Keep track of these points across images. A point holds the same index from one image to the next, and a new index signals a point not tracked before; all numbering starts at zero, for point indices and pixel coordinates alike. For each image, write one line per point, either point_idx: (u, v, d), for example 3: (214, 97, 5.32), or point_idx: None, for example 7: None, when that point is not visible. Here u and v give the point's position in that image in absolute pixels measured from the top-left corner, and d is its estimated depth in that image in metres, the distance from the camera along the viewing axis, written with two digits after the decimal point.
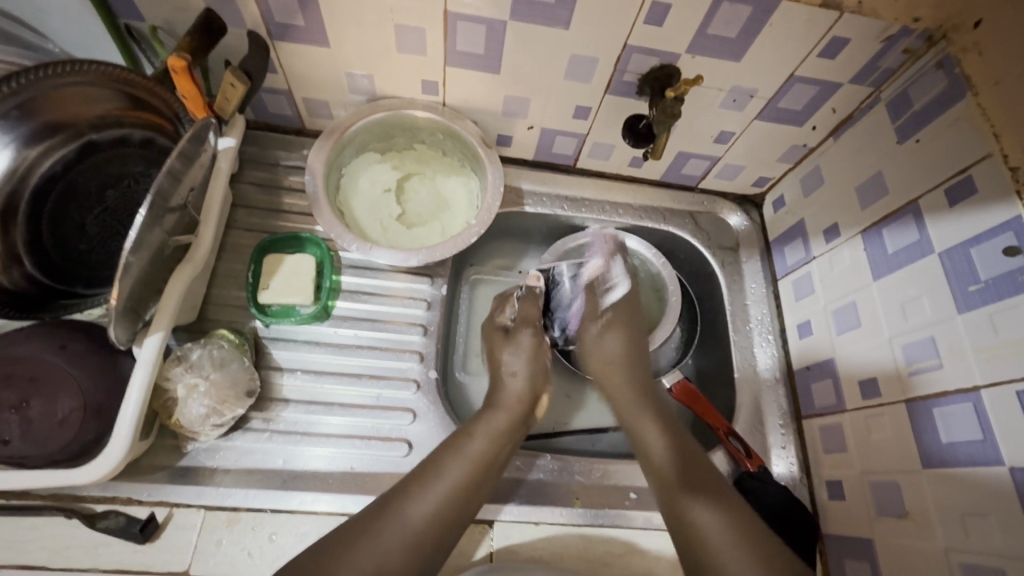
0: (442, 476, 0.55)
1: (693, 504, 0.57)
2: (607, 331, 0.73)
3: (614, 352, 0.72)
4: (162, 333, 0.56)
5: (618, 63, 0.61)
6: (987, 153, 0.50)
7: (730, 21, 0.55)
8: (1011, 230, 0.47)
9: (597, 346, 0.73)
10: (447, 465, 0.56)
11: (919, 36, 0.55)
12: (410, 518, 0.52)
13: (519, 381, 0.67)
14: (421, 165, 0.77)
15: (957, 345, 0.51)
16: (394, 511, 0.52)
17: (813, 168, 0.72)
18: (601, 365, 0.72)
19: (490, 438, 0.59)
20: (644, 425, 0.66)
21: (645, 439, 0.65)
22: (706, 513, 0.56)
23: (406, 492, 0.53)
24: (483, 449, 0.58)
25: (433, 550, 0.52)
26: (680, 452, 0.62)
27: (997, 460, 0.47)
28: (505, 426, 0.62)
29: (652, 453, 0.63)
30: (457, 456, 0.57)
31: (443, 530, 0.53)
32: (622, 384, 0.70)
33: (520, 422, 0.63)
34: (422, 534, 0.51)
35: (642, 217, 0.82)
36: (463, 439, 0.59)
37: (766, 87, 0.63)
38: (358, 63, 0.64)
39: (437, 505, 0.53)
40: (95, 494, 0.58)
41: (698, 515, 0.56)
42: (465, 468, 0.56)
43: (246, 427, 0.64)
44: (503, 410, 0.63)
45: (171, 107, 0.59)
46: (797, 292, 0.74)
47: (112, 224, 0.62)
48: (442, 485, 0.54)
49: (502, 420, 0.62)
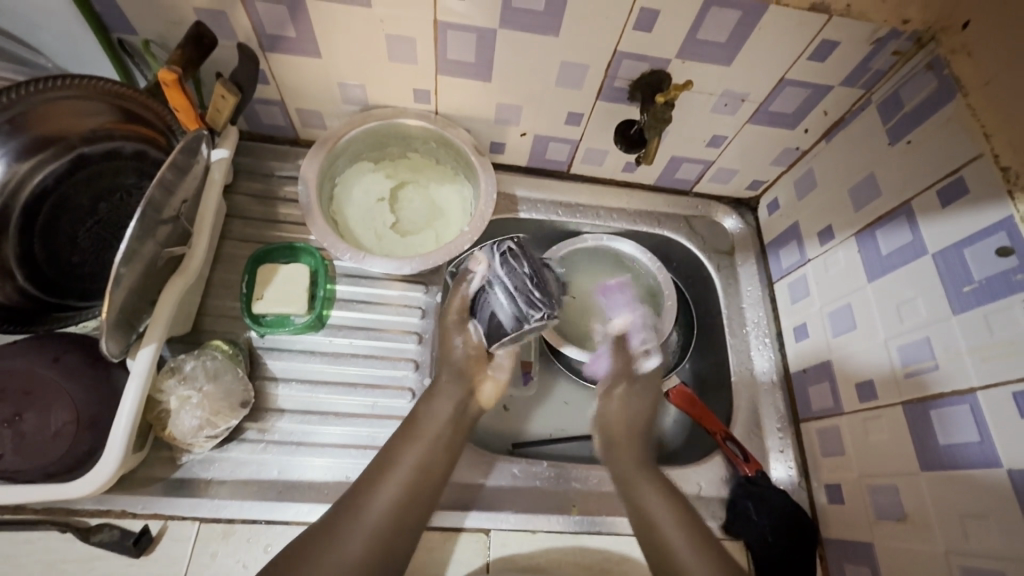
0: (397, 465, 0.56)
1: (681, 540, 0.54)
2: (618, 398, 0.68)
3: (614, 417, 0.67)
4: (155, 344, 0.56)
5: (609, 69, 0.61)
6: (978, 154, 0.50)
7: (719, 25, 0.55)
8: (1004, 230, 0.47)
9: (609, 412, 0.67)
10: (401, 452, 0.57)
11: (908, 38, 0.55)
12: (372, 508, 0.52)
13: (446, 370, 0.64)
14: (415, 173, 0.77)
15: (953, 346, 0.51)
16: (356, 504, 0.53)
17: (807, 170, 0.72)
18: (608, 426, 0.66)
19: (438, 423, 0.60)
20: (644, 489, 0.59)
21: (638, 491, 0.59)
22: (697, 555, 0.53)
23: (364, 486, 0.54)
24: (433, 432, 0.59)
25: (399, 541, 0.52)
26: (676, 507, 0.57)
27: (995, 461, 0.47)
28: (450, 414, 0.61)
29: (645, 511, 0.57)
30: (412, 445, 0.58)
31: (407, 516, 0.53)
32: (623, 443, 0.64)
33: (464, 414, 0.63)
34: (384, 524, 0.52)
35: (636, 221, 0.82)
36: (414, 424, 0.60)
37: (757, 91, 0.63)
38: (351, 74, 0.65)
39: (399, 494, 0.54)
40: (90, 508, 0.58)
41: (683, 549, 0.54)
42: (419, 453, 0.57)
43: (241, 438, 0.64)
44: (441, 395, 0.62)
45: (164, 120, 0.60)
46: (792, 294, 0.74)
47: (104, 236, 0.62)
48: (400, 472, 0.55)
49: (448, 409, 0.61)
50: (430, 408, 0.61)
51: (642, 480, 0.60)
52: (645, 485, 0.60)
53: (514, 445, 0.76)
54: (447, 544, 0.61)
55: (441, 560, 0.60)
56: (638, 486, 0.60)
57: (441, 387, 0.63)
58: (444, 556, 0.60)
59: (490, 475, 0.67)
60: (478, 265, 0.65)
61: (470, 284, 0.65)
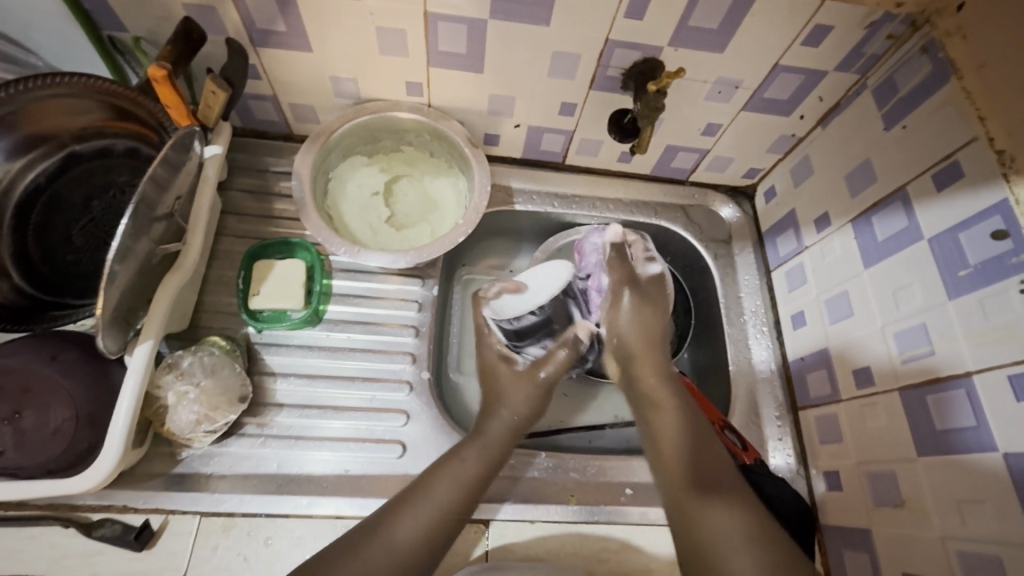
0: (432, 498, 0.55)
1: (706, 505, 0.54)
2: (631, 304, 0.66)
3: (633, 330, 0.66)
4: (152, 340, 0.56)
5: (601, 58, 0.61)
6: (973, 137, 0.50)
7: (711, 11, 0.55)
8: (999, 214, 0.47)
9: (618, 318, 0.66)
10: (438, 486, 0.56)
11: (902, 21, 0.55)
12: (403, 530, 0.53)
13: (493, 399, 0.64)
14: (409, 167, 0.77)
15: (949, 331, 0.51)
16: (383, 533, 0.52)
17: (804, 157, 0.72)
18: (622, 347, 0.66)
19: (482, 460, 0.59)
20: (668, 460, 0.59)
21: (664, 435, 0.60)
22: (721, 515, 0.53)
23: (394, 514, 0.54)
24: (475, 471, 0.58)
25: (427, 561, 0.53)
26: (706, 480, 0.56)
27: (991, 446, 0.47)
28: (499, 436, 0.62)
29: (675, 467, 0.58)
30: (450, 480, 0.57)
31: (429, 553, 0.53)
32: (646, 366, 0.64)
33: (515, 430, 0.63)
34: (414, 545, 0.53)
35: (633, 212, 0.82)
36: (455, 460, 0.58)
37: (751, 78, 0.62)
38: (342, 67, 0.64)
39: (425, 531, 0.53)
40: (91, 503, 0.59)
41: (707, 521, 0.53)
42: (455, 491, 0.56)
43: (240, 433, 0.65)
44: (493, 416, 0.63)
45: (156, 117, 0.59)
46: (790, 283, 0.74)
47: (98, 234, 0.62)
48: (432, 509, 0.54)
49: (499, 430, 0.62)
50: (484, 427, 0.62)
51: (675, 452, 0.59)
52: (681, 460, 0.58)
53: None
54: None
55: None
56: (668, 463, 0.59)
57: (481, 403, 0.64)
58: (444, 546, 0.61)
59: None
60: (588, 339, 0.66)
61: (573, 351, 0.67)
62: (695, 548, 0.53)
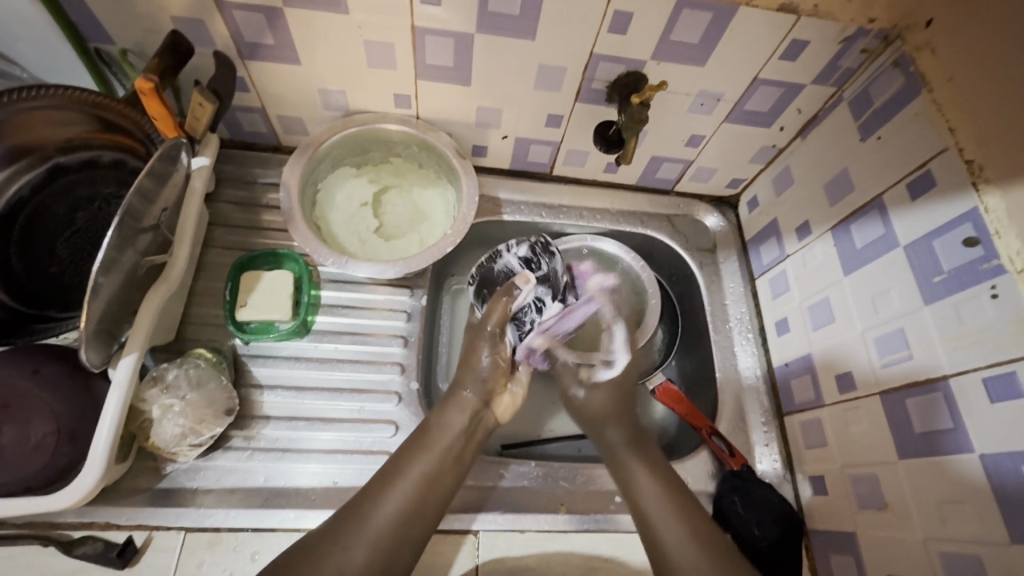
0: (406, 472, 0.57)
1: (671, 523, 0.57)
2: (592, 391, 0.71)
3: (600, 406, 0.70)
4: (137, 353, 0.55)
5: (586, 71, 0.62)
6: (944, 147, 0.52)
7: (692, 27, 0.56)
8: (969, 221, 0.49)
9: (583, 405, 0.71)
10: (411, 460, 0.58)
11: (875, 36, 0.57)
12: (375, 520, 0.53)
13: (470, 384, 0.66)
14: (398, 178, 0.78)
15: (926, 336, 0.52)
16: (361, 512, 0.54)
17: (784, 167, 0.73)
18: (588, 421, 0.70)
19: (454, 432, 0.61)
20: (636, 472, 0.62)
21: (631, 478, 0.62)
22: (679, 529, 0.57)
23: (370, 494, 0.55)
24: (449, 442, 0.60)
25: (415, 535, 0.54)
26: (670, 496, 0.59)
27: (968, 447, 0.48)
28: (463, 425, 0.62)
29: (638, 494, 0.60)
30: (422, 452, 0.59)
31: (413, 525, 0.54)
32: (609, 432, 0.68)
33: (477, 425, 0.64)
34: (388, 534, 0.53)
35: (620, 222, 0.83)
36: (425, 435, 0.60)
37: (732, 90, 0.64)
38: (331, 80, 0.65)
39: (403, 504, 0.55)
40: (73, 520, 0.58)
41: (662, 526, 0.57)
42: (429, 463, 0.58)
43: (226, 446, 0.64)
44: (455, 406, 0.63)
45: (143, 129, 0.60)
46: (773, 289, 0.75)
47: (84, 245, 0.61)
48: (408, 481, 0.56)
49: (461, 418, 0.62)
50: (443, 416, 0.62)
51: (637, 468, 0.62)
52: (641, 476, 0.62)
53: (502, 446, 0.76)
54: (438, 547, 0.61)
55: (432, 562, 0.60)
56: (631, 478, 0.62)
57: (456, 398, 0.64)
58: (433, 558, 0.60)
59: (475, 476, 0.67)
60: (524, 284, 0.69)
61: (515, 300, 0.68)
62: (656, 554, 0.56)
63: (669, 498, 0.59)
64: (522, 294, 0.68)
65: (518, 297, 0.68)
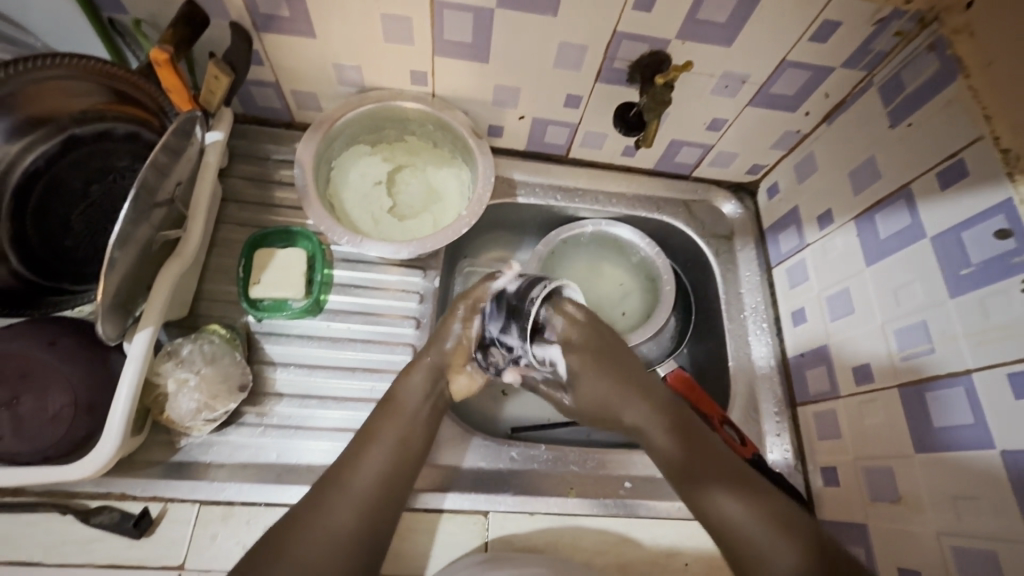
0: (377, 440, 0.58)
1: (716, 492, 0.57)
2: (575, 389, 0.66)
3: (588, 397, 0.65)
4: (152, 327, 0.56)
5: (608, 50, 0.60)
6: (978, 136, 0.50)
7: (720, 5, 0.54)
8: (1002, 213, 0.47)
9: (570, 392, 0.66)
10: (382, 428, 0.59)
11: (911, 18, 0.55)
12: (357, 487, 0.55)
13: (432, 354, 0.64)
14: (412, 157, 0.77)
15: (950, 330, 0.51)
16: (341, 480, 0.56)
17: (807, 154, 0.71)
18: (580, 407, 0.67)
19: (419, 397, 0.62)
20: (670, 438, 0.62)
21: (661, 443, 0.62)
22: (730, 499, 0.57)
23: (347, 462, 0.57)
24: (415, 406, 0.62)
25: (394, 496, 0.57)
26: (714, 463, 0.60)
27: (989, 443, 0.47)
28: (426, 390, 0.63)
29: (671, 458, 0.61)
30: (391, 419, 0.60)
31: (391, 487, 0.57)
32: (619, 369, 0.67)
33: (438, 392, 0.64)
34: (370, 499, 0.55)
35: (636, 206, 0.82)
36: (390, 401, 0.61)
37: (757, 73, 0.62)
38: (346, 55, 0.64)
39: (380, 470, 0.57)
40: (89, 490, 0.59)
41: (719, 502, 0.57)
42: (399, 429, 0.60)
43: (240, 422, 0.64)
44: (417, 371, 0.63)
45: (157, 102, 0.59)
46: (791, 279, 0.74)
47: (98, 219, 0.61)
48: (380, 448, 0.58)
49: (424, 384, 0.63)
50: (406, 383, 0.62)
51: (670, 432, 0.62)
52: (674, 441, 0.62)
53: (513, 429, 0.78)
54: (447, 527, 0.61)
55: (442, 541, 0.61)
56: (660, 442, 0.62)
57: (417, 363, 0.64)
58: (442, 538, 0.61)
59: (485, 458, 0.67)
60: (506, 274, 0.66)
61: (496, 283, 0.66)
62: (710, 523, 0.57)
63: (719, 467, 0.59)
64: (503, 278, 0.66)
65: (500, 280, 0.66)
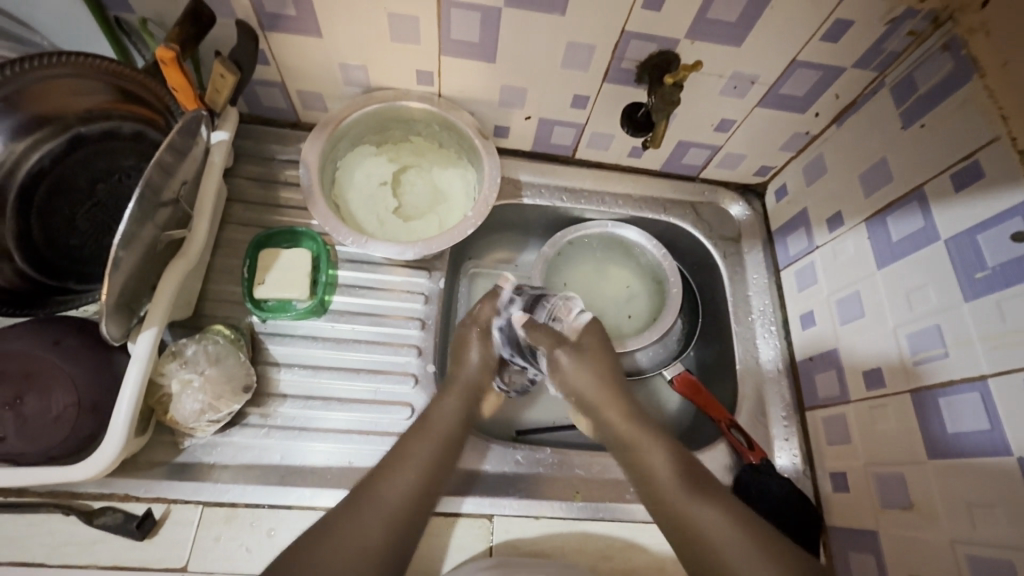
0: (410, 455, 0.58)
1: (698, 507, 0.55)
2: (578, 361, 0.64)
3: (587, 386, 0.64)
4: (157, 327, 0.55)
5: (616, 50, 0.60)
6: (995, 137, 0.49)
7: (730, 4, 0.54)
8: (1019, 216, 0.47)
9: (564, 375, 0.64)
10: (415, 445, 0.59)
11: (924, 17, 0.54)
12: (389, 499, 0.54)
13: (461, 379, 0.65)
14: (418, 157, 0.76)
15: (964, 334, 0.50)
16: (373, 490, 0.55)
17: (816, 156, 0.71)
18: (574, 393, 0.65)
19: (454, 417, 0.62)
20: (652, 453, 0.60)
21: (648, 459, 0.60)
22: (708, 511, 0.55)
23: (380, 474, 0.56)
24: (449, 426, 0.61)
25: (420, 513, 0.56)
26: (691, 478, 0.58)
27: (1005, 450, 0.46)
28: (461, 411, 0.63)
29: (654, 475, 0.59)
30: (425, 437, 0.59)
31: (422, 502, 0.56)
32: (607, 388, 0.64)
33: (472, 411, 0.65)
34: (400, 513, 0.54)
35: (642, 207, 0.81)
36: (425, 421, 0.61)
37: (767, 73, 0.62)
38: (352, 54, 0.63)
39: (412, 485, 0.56)
40: (93, 490, 0.58)
41: (700, 516, 0.54)
42: (433, 447, 0.59)
43: (243, 423, 0.64)
44: (453, 393, 0.64)
45: (163, 101, 0.59)
46: (800, 282, 0.73)
47: (103, 218, 0.61)
48: (413, 464, 0.57)
49: (459, 406, 0.63)
50: (443, 403, 0.63)
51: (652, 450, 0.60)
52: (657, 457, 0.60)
53: (518, 432, 0.77)
54: (451, 530, 0.61)
55: (446, 545, 0.60)
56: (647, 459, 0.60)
57: (455, 386, 0.65)
58: (446, 542, 0.60)
59: (490, 460, 0.66)
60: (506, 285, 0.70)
61: (498, 300, 0.69)
62: (689, 539, 0.55)
63: (689, 479, 0.57)
64: (505, 292, 0.69)
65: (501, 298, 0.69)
